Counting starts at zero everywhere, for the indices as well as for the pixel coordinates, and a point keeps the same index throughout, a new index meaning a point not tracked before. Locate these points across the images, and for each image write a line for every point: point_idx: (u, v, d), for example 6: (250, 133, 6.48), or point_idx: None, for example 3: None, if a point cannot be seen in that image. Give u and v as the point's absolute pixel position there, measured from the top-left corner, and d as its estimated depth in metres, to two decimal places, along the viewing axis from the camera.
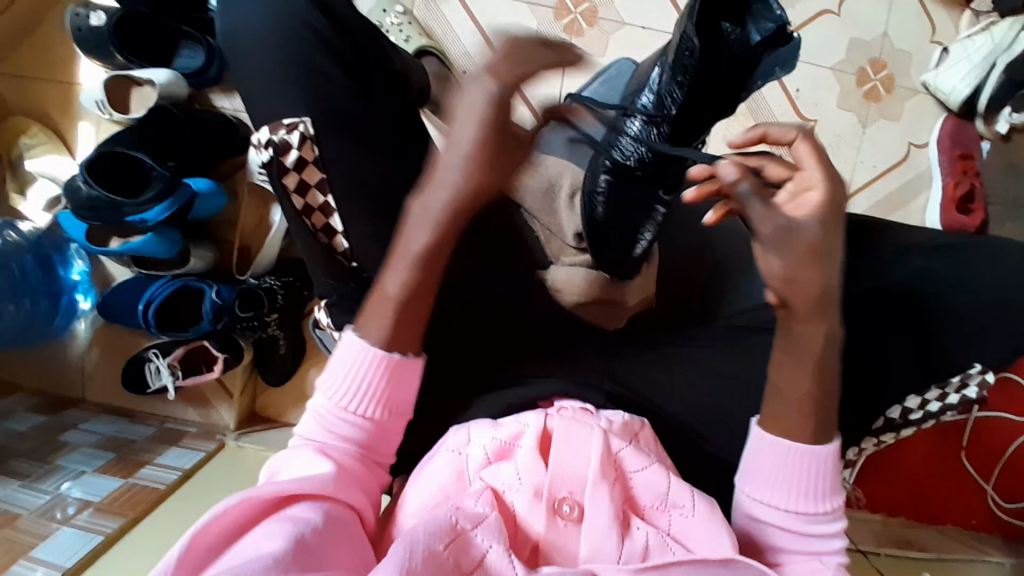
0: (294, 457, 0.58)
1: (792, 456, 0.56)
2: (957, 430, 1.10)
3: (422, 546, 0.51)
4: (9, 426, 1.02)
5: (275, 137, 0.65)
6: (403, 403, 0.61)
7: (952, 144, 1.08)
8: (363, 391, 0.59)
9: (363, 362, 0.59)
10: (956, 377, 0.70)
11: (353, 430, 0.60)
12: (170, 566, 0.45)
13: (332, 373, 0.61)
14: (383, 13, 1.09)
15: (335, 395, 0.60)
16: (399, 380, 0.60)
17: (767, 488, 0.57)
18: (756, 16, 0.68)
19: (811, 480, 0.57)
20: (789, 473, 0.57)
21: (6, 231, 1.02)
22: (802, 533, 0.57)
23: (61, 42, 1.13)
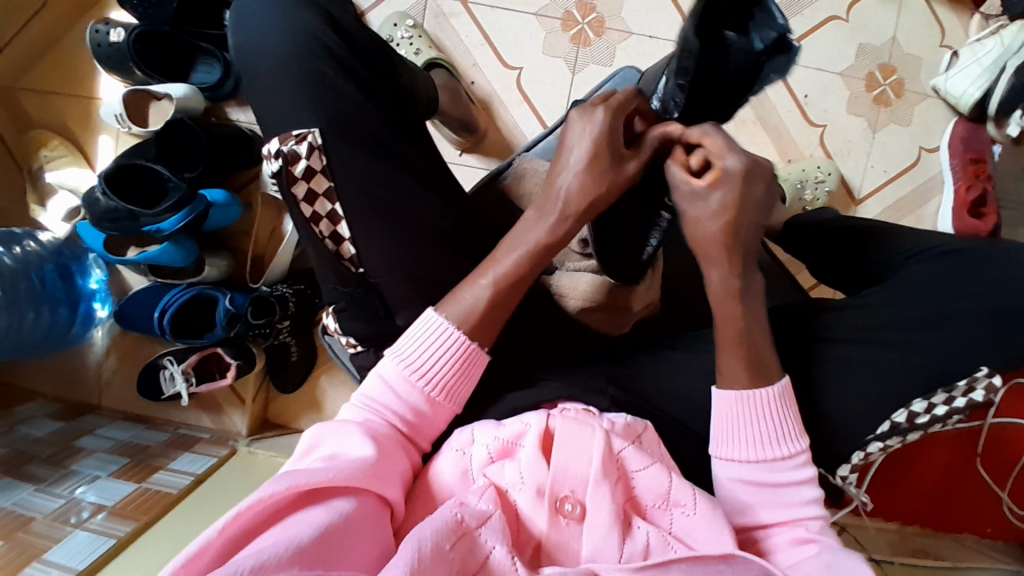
0: (341, 426, 0.60)
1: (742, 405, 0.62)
2: (972, 436, 1.08)
3: (430, 543, 0.51)
4: (28, 431, 1.05)
5: (284, 148, 0.67)
6: (460, 395, 0.65)
7: (964, 148, 1.06)
8: (434, 372, 0.63)
9: (445, 344, 0.63)
10: (962, 381, 0.69)
11: (407, 409, 0.62)
12: (201, 548, 0.46)
13: (406, 345, 0.64)
14: (394, 27, 1.11)
15: (402, 369, 0.63)
16: (467, 372, 0.64)
17: (730, 443, 0.63)
18: (759, 24, 0.68)
19: (769, 426, 0.62)
20: (746, 423, 0.62)
21: (26, 240, 1.02)
22: (766, 483, 0.61)
23: (81, 58, 1.17)
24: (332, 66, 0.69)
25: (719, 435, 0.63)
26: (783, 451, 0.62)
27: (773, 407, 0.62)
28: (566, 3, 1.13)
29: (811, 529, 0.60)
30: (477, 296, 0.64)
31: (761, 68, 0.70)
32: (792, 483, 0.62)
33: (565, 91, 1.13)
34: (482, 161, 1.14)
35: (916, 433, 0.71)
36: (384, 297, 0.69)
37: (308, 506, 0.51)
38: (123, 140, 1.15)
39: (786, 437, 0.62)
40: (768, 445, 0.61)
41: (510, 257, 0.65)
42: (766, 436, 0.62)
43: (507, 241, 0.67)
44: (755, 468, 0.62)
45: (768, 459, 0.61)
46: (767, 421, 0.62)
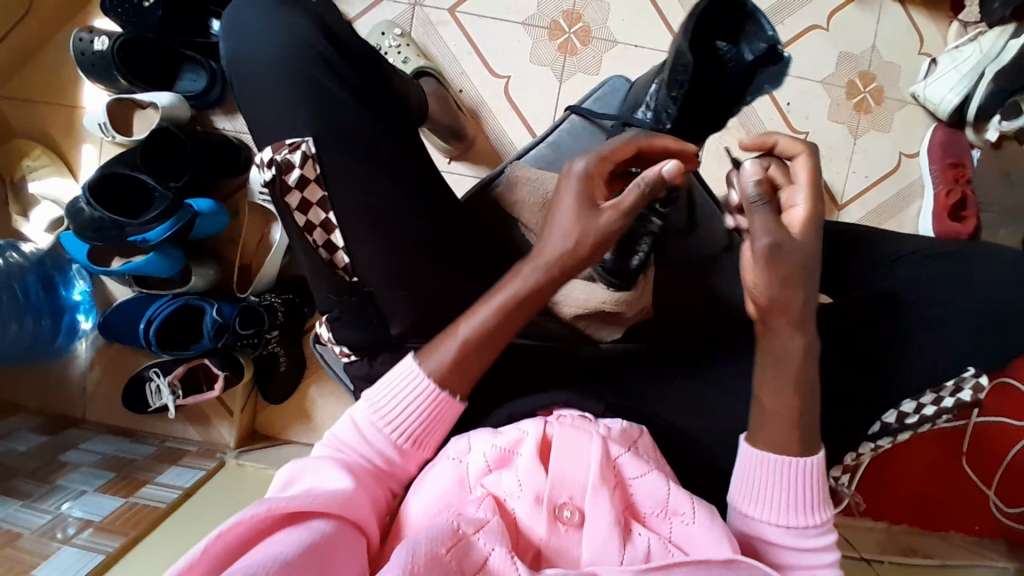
0: (314, 464, 0.60)
1: (780, 469, 0.59)
2: (957, 436, 1.11)
3: (425, 550, 0.52)
4: (10, 446, 1.02)
5: (277, 157, 0.67)
6: (432, 440, 0.65)
7: (943, 153, 1.09)
8: (406, 416, 0.64)
9: (414, 389, 0.64)
10: (951, 381, 0.71)
11: (379, 451, 0.63)
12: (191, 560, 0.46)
13: (379, 390, 0.65)
14: (382, 36, 1.11)
15: (374, 412, 0.64)
16: (439, 418, 0.64)
17: (755, 505, 0.60)
18: (750, 36, 0.69)
19: (796, 496, 0.59)
20: (776, 488, 0.59)
21: (9, 251, 1.01)
22: (795, 547, 0.59)
23: (64, 66, 1.15)
24: (325, 71, 0.68)
25: (745, 490, 0.61)
26: (809, 519, 0.59)
27: (810, 476, 0.59)
28: (553, 12, 1.14)
29: None
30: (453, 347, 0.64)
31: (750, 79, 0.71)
32: (815, 547, 0.60)
33: (553, 99, 1.14)
34: (471, 169, 1.14)
35: (906, 432, 0.74)
36: (378, 306, 0.70)
37: (291, 526, 0.51)
38: (106, 149, 1.13)
39: (814, 506, 0.60)
40: (795, 510, 0.59)
41: (489, 305, 0.64)
42: (795, 503, 0.59)
43: (489, 297, 0.64)
44: (781, 531, 0.59)
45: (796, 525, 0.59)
46: (796, 490, 0.59)
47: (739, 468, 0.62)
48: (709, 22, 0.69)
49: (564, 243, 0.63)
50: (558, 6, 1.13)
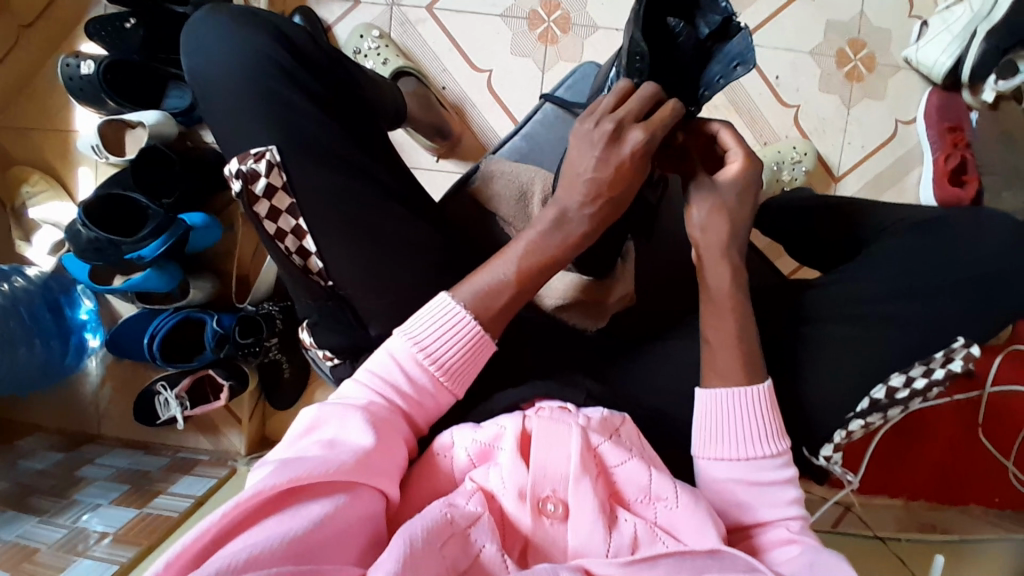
0: (343, 409, 0.58)
1: (732, 401, 0.62)
2: (972, 407, 1.08)
3: (421, 537, 0.52)
4: (28, 465, 1.06)
5: (243, 167, 0.67)
6: (464, 380, 0.63)
7: (940, 118, 1.06)
8: (443, 358, 0.61)
9: (454, 331, 0.61)
10: (939, 352, 0.68)
11: (413, 390, 0.61)
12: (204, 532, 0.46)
13: (416, 326, 0.62)
14: (361, 39, 1.11)
15: (410, 348, 0.61)
16: (474, 360, 0.63)
17: (715, 445, 0.62)
18: (705, 9, 0.66)
19: (749, 429, 0.62)
20: (732, 423, 0.62)
21: (14, 277, 1.04)
22: (757, 482, 0.61)
23: (55, 92, 1.18)
24: (281, 83, 0.69)
25: (703, 435, 0.63)
26: (765, 450, 0.61)
27: (761, 406, 0.62)
28: (531, 2, 1.13)
29: (791, 530, 0.60)
30: (486, 289, 0.63)
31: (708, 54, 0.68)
32: (777, 482, 0.62)
33: (536, 91, 1.13)
34: (459, 166, 1.15)
35: (897, 407, 0.70)
36: (354, 309, 0.70)
37: (306, 499, 0.50)
38: (102, 170, 1.16)
39: (769, 437, 0.62)
40: (752, 442, 0.62)
41: (483, 278, 0.64)
42: (751, 435, 0.62)
43: (488, 266, 0.64)
44: (742, 467, 0.62)
45: (753, 457, 0.61)
46: (748, 422, 0.62)
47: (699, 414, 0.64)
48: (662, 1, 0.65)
49: (587, 214, 0.64)
50: None
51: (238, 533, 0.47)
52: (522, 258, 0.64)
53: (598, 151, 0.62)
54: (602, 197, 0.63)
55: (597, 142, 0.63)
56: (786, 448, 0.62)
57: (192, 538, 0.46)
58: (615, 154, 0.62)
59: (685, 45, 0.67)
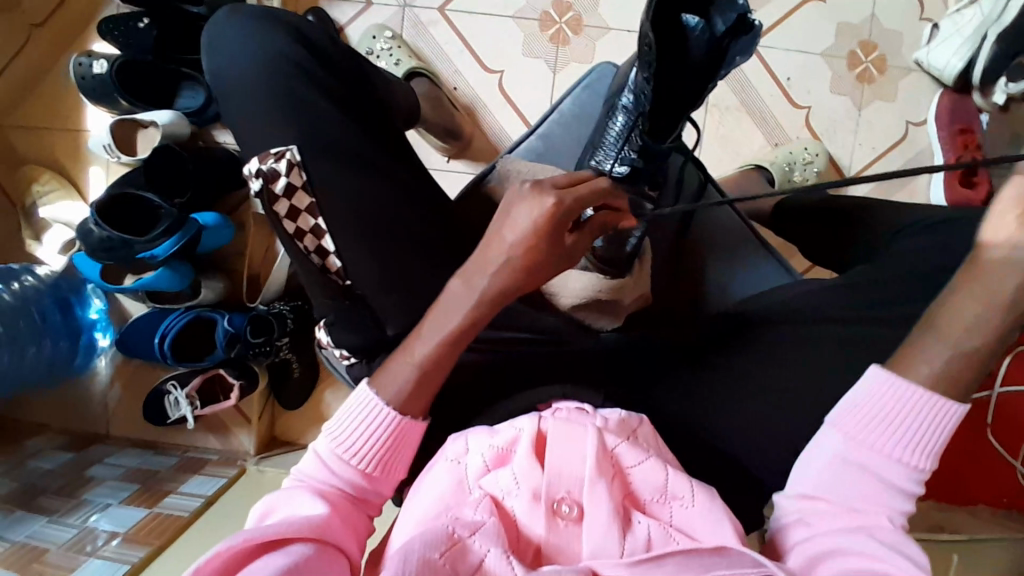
0: (289, 495, 0.58)
1: (915, 397, 0.53)
2: (980, 411, 1.09)
3: (417, 555, 0.53)
4: (37, 464, 1.06)
5: (263, 167, 0.68)
6: (399, 466, 0.61)
7: (951, 120, 1.05)
8: (369, 443, 0.59)
9: (376, 419, 0.59)
10: (962, 355, 0.65)
11: (347, 484, 0.59)
12: None
13: (341, 417, 0.61)
14: (373, 39, 1.12)
15: (331, 446, 0.60)
16: (404, 444, 0.60)
17: (870, 433, 0.53)
18: (721, 7, 0.68)
19: (924, 435, 0.53)
20: (902, 422, 0.53)
21: (25, 276, 1.04)
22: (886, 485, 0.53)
23: (67, 91, 1.18)
24: (303, 83, 0.69)
25: (863, 418, 0.54)
26: (920, 460, 0.53)
27: (942, 418, 0.53)
28: (542, 3, 1.13)
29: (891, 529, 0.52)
30: (404, 367, 0.60)
31: (724, 52, 0.69)
32: (906, 495, 0.53)
33: (548, 92, 1.13)
34: (470, 166, 1.15)
35: None
36: (372, 310, 0.69)
37: (270, 552, 0.50)
38: (113, 170, 1.16)
39: (932, 452, 0.53)
40: (917, 446, 0.53)
41: (423, 342, 0.61)
42: (921, 440, 0.53)
43: (419, 333, 0.61)
44: (882, 463, 0.53)
45: (899, 461, 0.53)
46: (929, 429, 0.53)
47: (859, 393, 0.55)
48: None
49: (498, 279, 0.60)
50: None
51: None
52: (446, 329, 0.60)
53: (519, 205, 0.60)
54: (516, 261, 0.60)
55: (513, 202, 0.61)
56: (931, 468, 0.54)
57: None
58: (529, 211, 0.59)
59: (699, 41, 0.69)
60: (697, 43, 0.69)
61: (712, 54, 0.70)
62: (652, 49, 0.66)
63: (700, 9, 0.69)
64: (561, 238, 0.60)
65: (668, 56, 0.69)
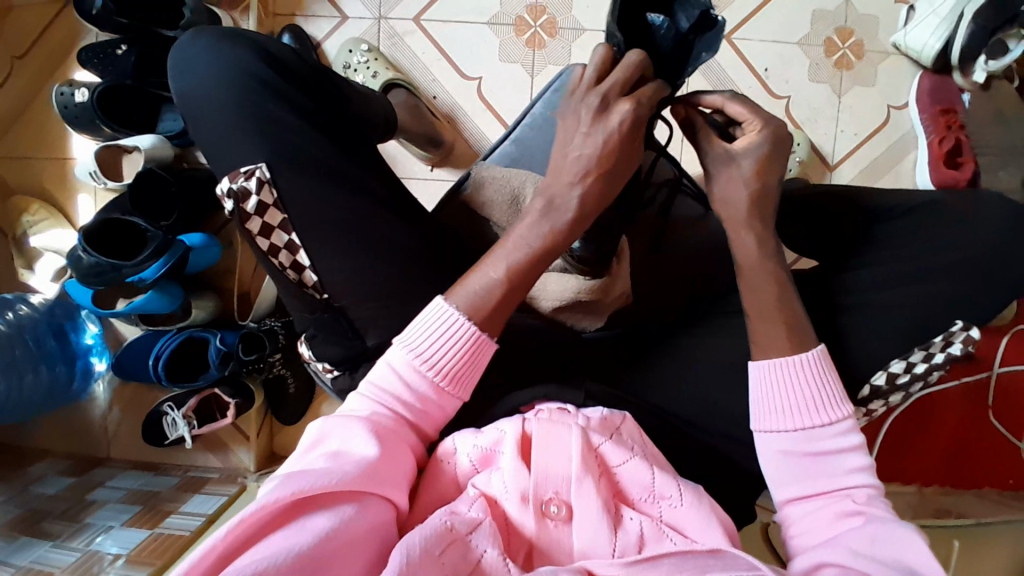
0: (346, 422, 0.58)
1: (784, 371, 0.61)
2: (981, 390, 1.07)
3: (419, 546, 0.51)
4: (40, 490, 1.07)
5: (234, 186, 0.68)
6: (467, 383, 0.63)
7: (933, 101, 1.06)
8: (442, 359, 0.61)
9: (454, 334, 0.61)
10: (938, 337, 0.69)
11: (414, 399, 0.61)
12: (206, 552, 0.46)
13: (415, 331, 0.62)
14: (350, 53, 1.13)
15: (409, 358, 0.61)
16: (476, 361, 0.62)
17: (774, 417, 0.60)
18: (685, 3, 0.65)
19: (814, 393, 0.60)
20: (793, 395, 0.60)
21: (19, 305, 1.05)
22: (813, 454, 0.59)
23: (52, 120, 1.20)
24: (271, 100, 0.70)
25: (761, 408, 0.61)
26: (822, 418, 0.59)
27: (814, 371, 0.60)
28: (517, 8, 1.13)
29: (855, 501, 0.57)
30: (486, 286, 0.63)
31: (690, 48, 0.66)
32: (836, 451, 0.59)
33: (526, 96, 1.14)
34: (453, 173, 1.15)
35: (898, 394, 0.71)
36: (350, 320, 0.70)
37: (318, 508, 0.51)
38: (101, 196, 1.17)
39: (828, 404, 0.60)
40: (812, 409, 0.59)
41: (489, 267, 0.64)
42: (812, 401, 0.59)
43: (490, 255, 0.64)
44: (800, 438, 0.59)
45: (810, 428, 0.59)
46: (811, 388, 0.60)
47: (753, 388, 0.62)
48: None
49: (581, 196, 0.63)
50: (521, 1, 1.13)
51: (249, 546, 0.47)
52: (522, 251, 0.63)
53: (586, 126, 0.63)
54: (592, 173, 0.63)
55: (585, 117, 0.63)
56: (847, 416, 0.59)
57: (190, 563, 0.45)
58: (605, 126, 0.63)
59: (665, 38, 0.66)
60: (662, 40, 0.66)
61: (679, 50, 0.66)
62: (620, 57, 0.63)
63: (664, 7, 0.66)
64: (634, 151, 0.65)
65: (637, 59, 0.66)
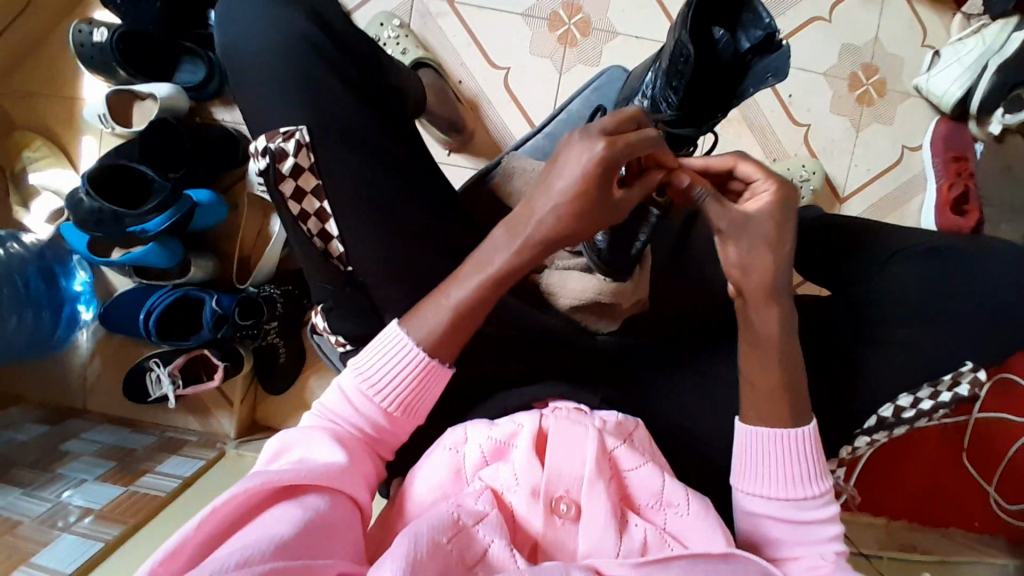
0: (307, 433, 0.58)
1: (775, 442, 0.60)
2: (958, 432, 1.10)
3: (426, 538, 0.51)
4: (12, 436, 1.03)
5: (272, 146, 0.66)
6: (419, 410, 0.62)
7: (946, 147, 1.08)
8: (396, 386, 0.60)
9: (402, 361, 0.60)
10: (947, 375, 0.71)
11: (364, 423, 0.60)
12: (166, 555, 0.45)
13: (368, 354, 0.61)
14: (381, 27, 1.11)
15: (358, 382, 0.61)
16: (424, 386, 0.61)
17: (757, 481, 0.60)
18: (750, 25, 0.71)
19: (796, 468, 0.60)
20: (778, 463, 0.60)
21: (10, 242, 1.01)
22: (794, 521, 0.60)
23: (64, 57, 1.16)
24: (319, 65, 0.68)
25: (744, 470, 0.61)
26: (809, 490, 0.60)
27: (804, 447, 0.60)
28: (553, 4, 1.13)
29: (827, 559, 0.58)
30: (462, 294, 0.60)
31: (746, 66, 0.72)
32: (817, 519, 0.60)
33: (553, 92, 1.13)
34: (471, 161, 1.15)
35: (902, 427, 0.73)
36: (370, 296, 0.69)
37: (282, 501, 0.51)
38: (107, 141, 1.14)
39: (813, 478, 0.60)
40: (795, 481, 0.59)
41: (466, 281, 0.60)
42: (796, 474, 0.59)
43: (451, 278, 0.61)
44: (782, 505, 0.60)
45: (795, 497, 0.59)
46: (796, 462, 0.60)
47: (738, 452, 0.62)
48: (709, 9, 0.72)
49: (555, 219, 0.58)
50: None
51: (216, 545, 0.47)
52: (475, 279, 0.60)
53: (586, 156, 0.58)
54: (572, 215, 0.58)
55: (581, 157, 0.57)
56: (826, 489, 0.60)
57: (155, 561, 0.44)
58: (574, 162, 0.58)
59: (723, 52, 0.73)
60: (721, 54, 0.73)
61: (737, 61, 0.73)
62: (687, 63, 0.71)
63: (732, 23, 0.72)
64: (608, 195, 0.59)
65: (701, 64, 0.73)
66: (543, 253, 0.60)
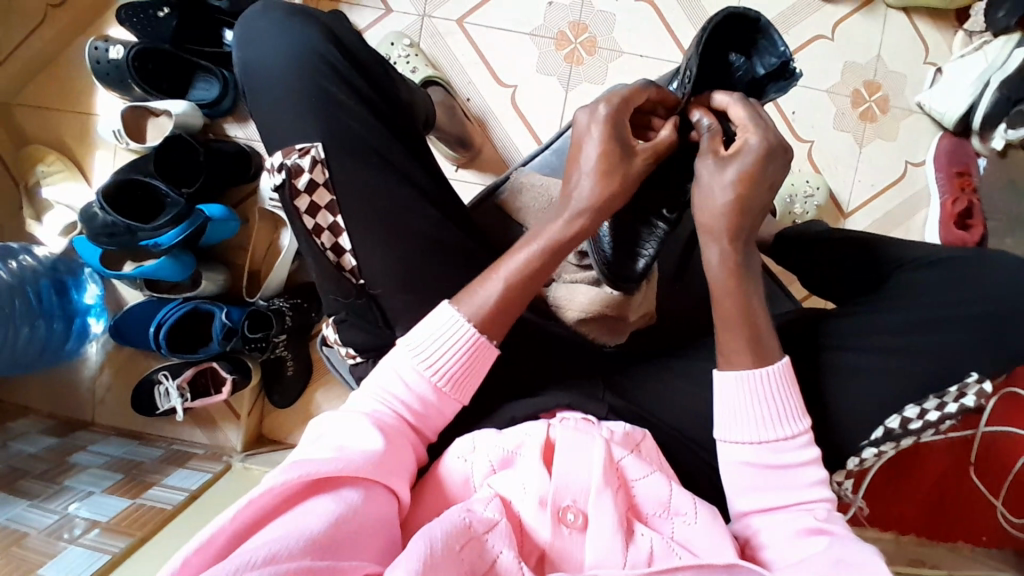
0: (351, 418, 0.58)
1: (747, 383, 0.61)
2: (964, 446, 1.10)
3: (440, 543, 0.51)
4: (21, 448, 1.04)
5: (286, 161, 0.68)
6: (469, 388, 0.63)
7: (950, 161, 1.09)
8: (449, 364, 0.61)
9: (455, 338, 0.61)
10: (953, 386, 0.69)
11: (416, 400, 0.61)
12: (200, 546, 0.45)
13: (419, 334, 0.62)
14: (391, 45, 1.12)
15: (412, 361, 0.61)
16: (477, 362, 0.62)
17: (735, 425, 0.62)
18: (763, 50, 0.73)
19: (775, 406, 0.61)
20: (754, 403, 0.61)
21: (22, 255, 1.03)
22: (776, 465, 0.61)
23: (80, 75, 1.18)
24: (335, 83, 0.70)
25: (724, 418, 0.62)
26: (786, 430, 0.61)
27: (777, 386, 0.61)
28: (559, 23, 1.15)
29: (817, 517, 0.59)
30: (491, 292, 0.63)
31: (761, 90, 0.75)
32: (799, 463, 0.61)
33: (559, 109, 1.15)
34: (477, 176, 1.16)
35: (908, 438, 0.71)
36: (382, 309, 0.69)
37: (318, 494, 0.51)
38: (120, 156, 1.16)
39: (790, 416, 0.61)
40: (770, 423, 0.61)
41: (486, 288, 0.63)
42: (771, 416, 0.61)
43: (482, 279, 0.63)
44: (761, 449, 0.61)
45: (773, 439, 0.61)
46: (773, 400, 0.61)
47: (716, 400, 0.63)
48: (726, 33, 0.72)
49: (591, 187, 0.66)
50: (564, 17, 1.15)
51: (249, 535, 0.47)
52: (488, 296, 0.63)
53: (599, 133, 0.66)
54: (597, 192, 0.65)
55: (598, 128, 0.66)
56: (805, 429, 0.61)
57: (190, 551, 0.45)
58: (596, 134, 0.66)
59: (740, 78, 0.74)
60: (737, 80, 0.74)
61: (750, 86, 0.75)
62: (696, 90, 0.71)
63: (746, 47, 0.74)
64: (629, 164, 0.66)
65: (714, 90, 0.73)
66: (586, 221, 0.66)
